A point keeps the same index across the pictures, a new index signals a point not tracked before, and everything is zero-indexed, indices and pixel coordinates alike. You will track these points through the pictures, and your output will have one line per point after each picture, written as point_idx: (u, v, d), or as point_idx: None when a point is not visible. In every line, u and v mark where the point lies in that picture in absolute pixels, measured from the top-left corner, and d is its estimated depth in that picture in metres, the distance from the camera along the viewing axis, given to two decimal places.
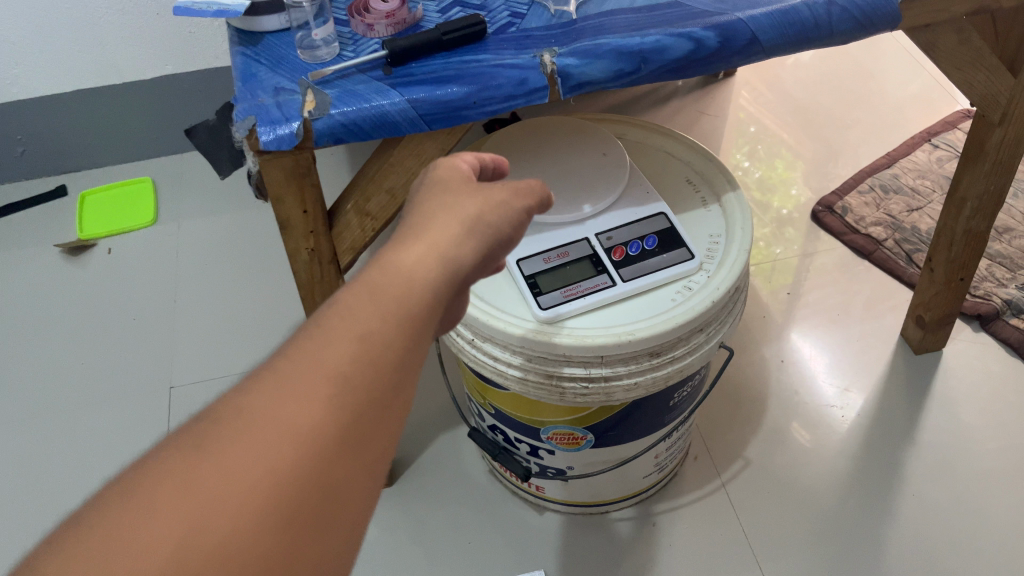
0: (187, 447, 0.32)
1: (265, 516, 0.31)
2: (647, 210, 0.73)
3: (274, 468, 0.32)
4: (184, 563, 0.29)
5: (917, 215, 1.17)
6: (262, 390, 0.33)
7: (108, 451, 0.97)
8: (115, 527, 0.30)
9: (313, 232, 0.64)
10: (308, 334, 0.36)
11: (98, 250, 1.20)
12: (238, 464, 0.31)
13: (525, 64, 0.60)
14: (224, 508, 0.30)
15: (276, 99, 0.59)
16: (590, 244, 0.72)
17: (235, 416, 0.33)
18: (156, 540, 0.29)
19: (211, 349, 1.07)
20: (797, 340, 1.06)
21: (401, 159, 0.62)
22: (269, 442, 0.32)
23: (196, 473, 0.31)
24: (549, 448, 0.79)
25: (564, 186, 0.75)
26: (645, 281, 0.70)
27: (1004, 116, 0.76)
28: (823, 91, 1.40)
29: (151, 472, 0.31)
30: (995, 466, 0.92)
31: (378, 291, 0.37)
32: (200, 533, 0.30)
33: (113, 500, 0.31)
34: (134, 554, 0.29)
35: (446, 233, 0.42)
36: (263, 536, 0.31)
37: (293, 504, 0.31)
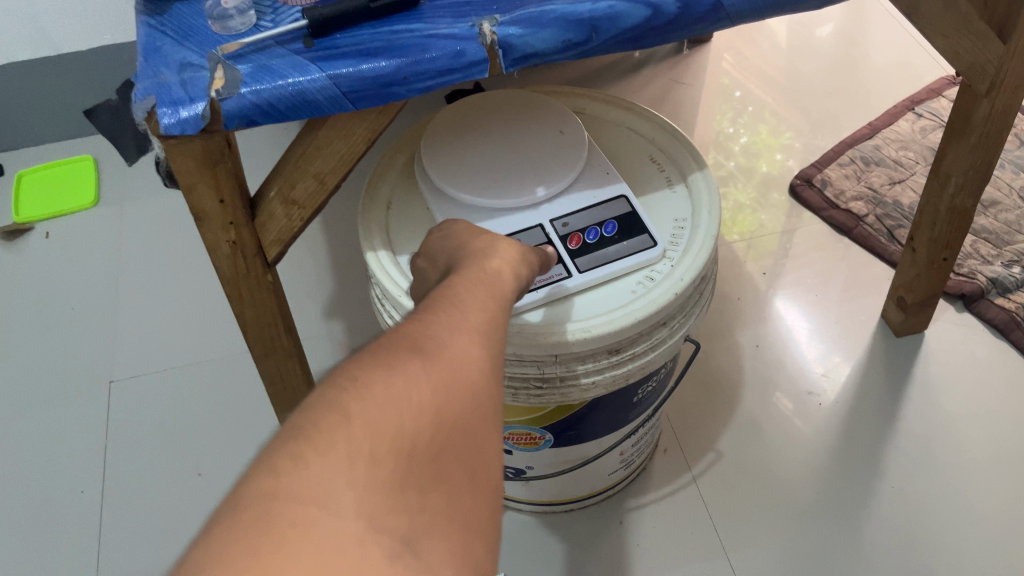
0: (391, 359, 0.35)
1: (469, 422, 0.36)
2: (606, 192, 0.67)
3: (469, 384, 0.37)
4: (440, 425, 0.34)
5: (899, 189, 1.12)
6: (438, 320, 0.40)
7: (45, 452, 0.92)
8: (370, 411, 0.32)
9: (233, 223, 0.58)
10: (437, 305, 0.42)
11: (36, 234, 1.13)
12: (443, 378, 0.36)
13: (462, 34, 0.53)
14: (444, 409, 0.35)
15: (180, 76, 0.52)
16: (544, 231, 0.66)
17: (431, 331, 0.39)
18: (407, 426, 0.33)
19: (158, 341, 1.01)
20: (784, 305, 1.02)
21: (328, 142, 0.56)
22: (456, 366, 0.37)
23: (415, 377, 0.35)
24: (507, 448, 0.74)
25: (518, 167, 0.69)
26: (603, 272, 0.64)
27: (992, 87, 0.70)
28: (803, 57, 1.34)
29: (377, 371, 0.34)
30: (978, 455, 0.88)
31: (477, 286, 0.46)
32: (434, 425, 0.34)
33: (349, 393, 0.33)
34: (391, 439, 0.32)
35: (514, 254, 0.53)
36: (470, 436, 0.35)
37: (482, 417, 0.37)
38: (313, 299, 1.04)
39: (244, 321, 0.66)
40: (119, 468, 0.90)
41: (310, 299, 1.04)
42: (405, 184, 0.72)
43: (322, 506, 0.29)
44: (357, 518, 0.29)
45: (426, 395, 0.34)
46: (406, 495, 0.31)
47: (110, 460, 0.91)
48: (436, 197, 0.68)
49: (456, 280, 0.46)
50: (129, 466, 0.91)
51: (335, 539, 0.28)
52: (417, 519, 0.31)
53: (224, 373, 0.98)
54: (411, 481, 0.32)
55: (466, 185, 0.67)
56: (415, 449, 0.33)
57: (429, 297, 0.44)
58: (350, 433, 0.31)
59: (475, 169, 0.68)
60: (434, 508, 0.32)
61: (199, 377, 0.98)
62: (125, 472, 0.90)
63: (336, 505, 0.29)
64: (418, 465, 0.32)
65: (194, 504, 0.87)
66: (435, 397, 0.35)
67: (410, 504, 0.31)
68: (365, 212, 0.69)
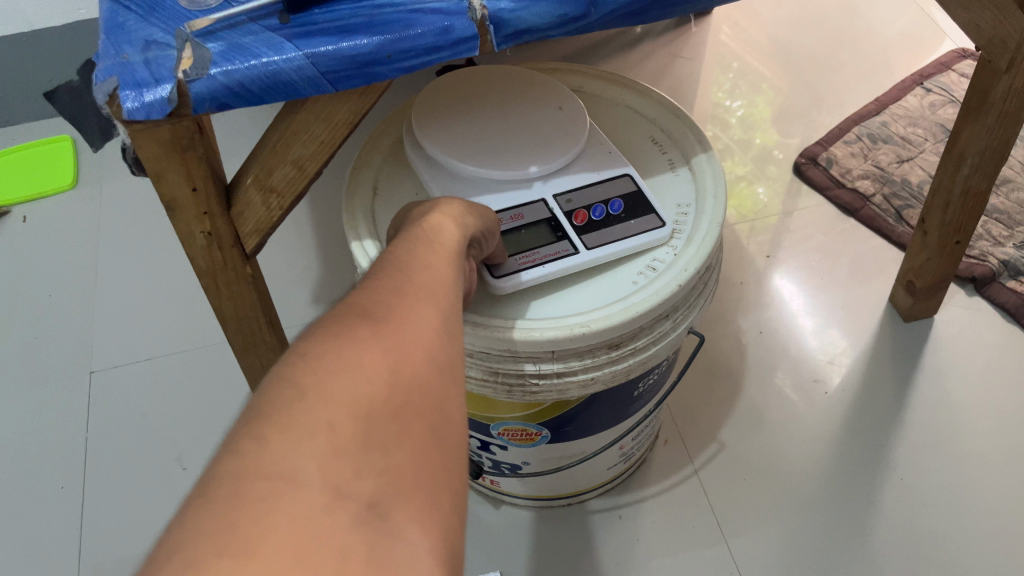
0: (336, 332, 0.32)
1: (430, 377, 0.33)
2: (611, 169, 0.64)
3: (423, 342, 0.34)
4: (396, 384, 0.31)
5: (907, 167, 1.08)
6: (380, 282, 0.37)
7: (19, 446, 0.88)
8: (321, 385, 0.30)
9: (207, 213, 0.54)
10: (384, 270, 0.39)
11: (12, 218, 1.09)
12: (395, 340, 0.33)
13: (449, 8, 0.49)
14: (400, 368, 0.32)
15: (144, 56, 0.48)
16: (547, 207, 0.62)
17: (373, 293, 0.36)
18: (358, 390, 0.30)
19: (138, 329, 0.98)
20: (777, 292, 0.99)
21: (306, 126, 0.52)
22: (408, 327, 0.34)
23: (362, 343, 0.32)
24: (501, 444, 0.70)
25: (517, 140, 0.65)
26: (614, 248, 0.60)
27: (1011, 63, 0.66)
28: (807, 29, 1.29)
29: (322, 345, 0.32)
30: (989, 445, 0.85)
31: (428, 246, 0.43)
32: (391, 384, 0.31)
33: (301, 371, 0.30)
34: (343, 405, 0.29)
35: (457, 211, 0.50)
36: (435, 390, 0.32)
37: (445, 372, 0.34)
38: (299, 286, 1.00)
39: (223, 313, 0.63)
40: (101, 462, 0.87)
41: (297, 285, 1.00)
42: (392, 168, 0.68)
43: (289, 480, 0.27)
44: (319, 485, 0.27)
45: (375, 358, 0.32)
46: (369, 454, 0.29)
47: (91, 453, 0.88)
48: (429, 167, 0.64)
49: (394, 245, 0.43)
50: (110, 459, 0.87)
51: (302, 508, 0.26)
52: (384, 477, 0.28)
53: (208, 362, 0.95)
54: (372, 440, 0.29)
55: (465, 156, 0.63)
56: (374, 411, 0.30)
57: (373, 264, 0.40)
58: (302, 405, 0.29)
59: (473, 141, 0.65)
60: (403, 464, 0.29)
61: (182, 366, 0.94)
62: (106, 465, 0.87)
63: (297, 477, 0.27)
64: (376, 424, 0.30)
65: (175, 499, 0.84)
66: (388, 359, 0.32)
67: (375, 462, 0.29)
68: (350, 198, 0.65)
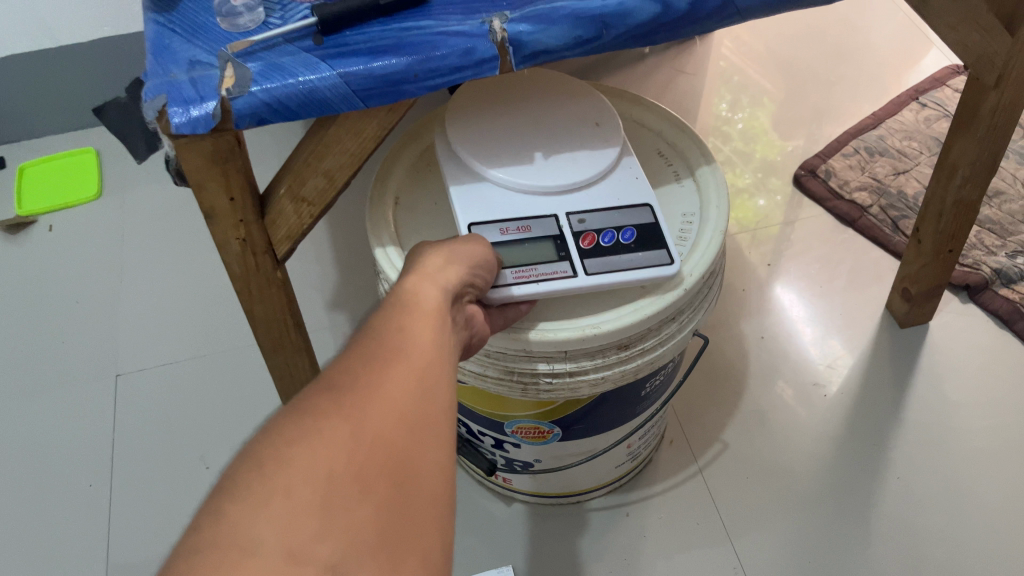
0: (302, 408, 0.37)
1: (392, 439, 0.37)
2: (632, 198, 0.64)
3: (386, 408, 0.38)
4: (357, 449, 0.35)
5: (903, 179, 1.12)
6: (354, 350, 0.41)
7: (49, 445, 0.92)
8: (284, 458, 0.34)
9: (242, 221, 0.58)
10: (362, 336, 0.43)
11: (38, 227, 1.13)
12: (357, 410, 0.37)
13: (472, 31, 0.53)
14: (361, 435, 0.36)
15: (190, 75, 0.52)
16: (558, 222, 0.62)
17: (346, 364, 0.40)
18: (320, 461, 0.34)
19: (161, 334, 1.01)
20: (782, 294, 1.03)
21: (338, 139, 0.56)
22: (371, 395, 0.38)
23: (326, 416, 0.36)
24: (515, 442, 0.74)
25: (543, 150, 0.65)
26: (611, 277, 0.60)
27: (999, 79, 0.70)
28: (807, 45, 1.33)
29: (290, 420, 0.36)
30: (983, 445, 0.88)
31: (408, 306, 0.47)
32: (351, 452, 0.35)
33: (266, 446, 0.35)
34: (305, 474, 0.34)
35: (435, 267, 0.52)
36: (397, 452, 0.37)
37: (409, 432, 0.38)
38: (317, 292, 1.04)
39: (252, 316, 0.66)
40: (127, 461, 0.91)
41: (315, 292, 1.04)
42: (413, 180, 0.71)
43: (244, 549, 0.31)
44: (279, 550, 0.31)
45: (337, 429, 0.36)
46: (330, 519, 0.33)
47: (118, 453, 0.91)
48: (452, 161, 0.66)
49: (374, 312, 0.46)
50: (136, 459, 0.91)
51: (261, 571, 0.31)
52: (343, 539, 0.33)
53: (229, 366, 0.98)
54: (334, 503, 0.33)
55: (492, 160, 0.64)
56: (334, 476, 0.34)
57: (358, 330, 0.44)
58: (268, 477, 0.33)
59: (507, 146, 0.66)
60: (363, 523, 0.34)
61: (204, 369, 0.98)
62: (132, 464, 0.90)
63: (256, 545, 0.31)
64: (338, 489, 0.34)
65: (200, 498, 0.87)
66: (349, 428, 0.36)
67: (334, 525, 0.33)
68: (373, 208, 0.68)
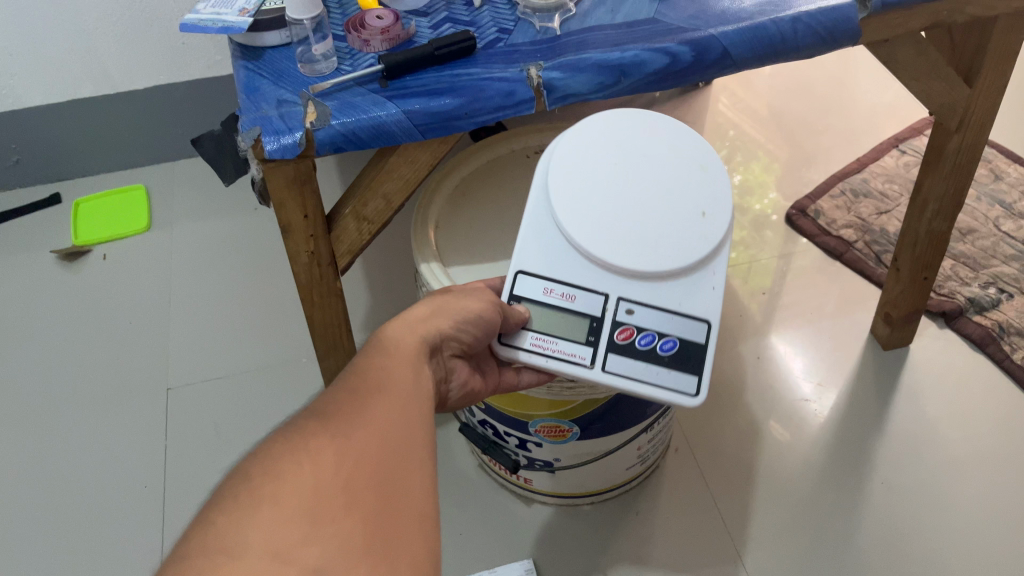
0: (293, 434, 0.42)
1: (376, 459, 0.41)
2: (694, 309, 0.59)
3: (370, 436, 0.42)
4: (342, 470, 0.40)
5: (886, 218, 1.23)
6: (341, 385, 0.47)
7: (106, 450, 1.00)
8: (273, 475, 0.39)
9: (313, 235, 0.68)
10: (350, 372, 0.48)
11: (93, 256, 1.23)
12: (343, 434, 0.42)
13: (513, 77, 0.64)
14: (347, 455, 0.41)
15: (279, 111, 0.62)
16: (605, 303, 0.59)
17: (333, 396, 0.45)
18: (307, 478, 0.39)
19: (207, 352, 1.10)
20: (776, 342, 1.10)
21: (396, 166, 0.66)
22: (356, 423, 0.43)
23: (315, 439, 0.41)
24: (537, 441, 0.83)
25: (628, 222, 0.58)
26: (625, 384, 0.58)
27: (960, 123, 0.81)
28: (797, 98, 1.45)
29: (283, 443, 0.41)
30: (959, 453, 0.97)
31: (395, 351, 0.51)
32: (336, 468, 0.40)
33: (257, 464, 0.40)
34: (293, 488, 0.38)
35: (420, 316, 0.56)
36: (381, 471, 0.41)
37: (393, 455, 0.42)
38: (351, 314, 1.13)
39: (313, 322, 0.76)
40: (178, 464, 0.99)
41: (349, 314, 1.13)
42: (450, 209, 0.81)
43: (230, 551, 0.36)
44: (265, 553, 0.36)
45: (324, 452, 0.41)
46: (317, 527, 0.37)
47: (170, 457, 1.00)
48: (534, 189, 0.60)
49: (359, 353, 0.51)
50: (186, 462, 0.99)
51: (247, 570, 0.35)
52: (329, 544, 0.37)
53: (271, 379, 1.07)
54: (321, 513, 0.38)
55: (568, 211, 0.58)
56: (321, 490, 0.39)
57: (349, 367, 0.49)
58: (261, 489, 0.38)
59: (594, 198, 0.59)
60: (349, 530, 0.38)
61: (247, 383, 1.07)
62: (183, 467, 0.99)
63: (244, 548, 0.36)
64: (325, 502, 0.38)
65: None
66: (337, 452, 0.41)
67: (320, 532, 0.37)
68: (418, 232, 0.77)
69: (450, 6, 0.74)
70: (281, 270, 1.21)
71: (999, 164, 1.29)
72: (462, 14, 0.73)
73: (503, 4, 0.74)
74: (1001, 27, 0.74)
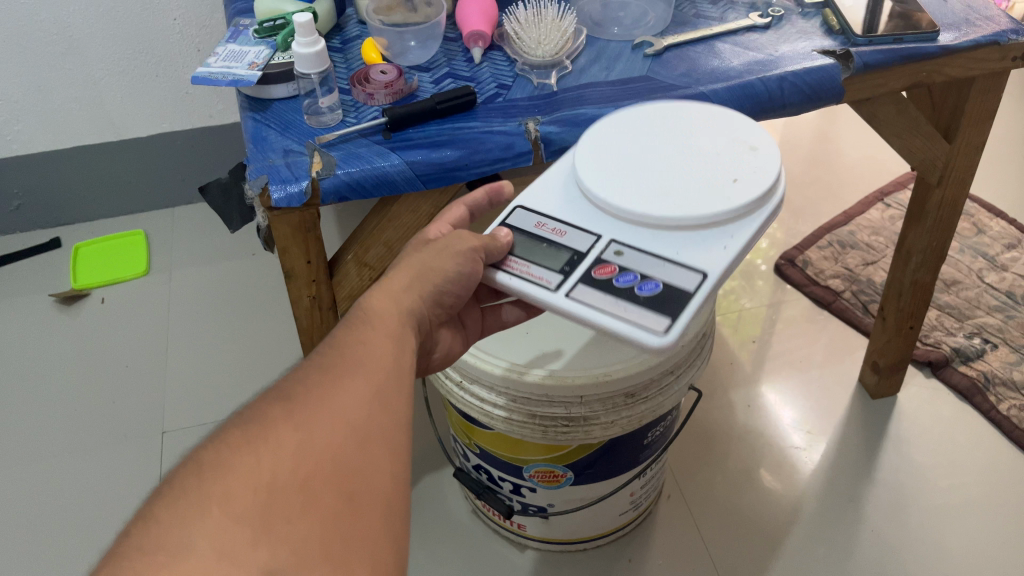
0: (254, 417, 0.40)
1: (340, 450, 0.39)
2: (695, 259, 0.52)
3: (335, 420, 0.40)
4: (301, 461, 0.38)
5: (872, 269, 1.25)
6: (311, 364, 0.44)
7: (98, 494, 1.00)
8: (223, 467, 0.37)
9: (315, 280, 0.70)
10: (327, 347, 0.46)
11: (90, 299, 1.25)
12: (306, 422, 0.40)
13: (511, 131, 0.67)
14: (308, 447, 0.39)
15: (285, 160, 0.65)
16: (595, 242, 0.55)
17: (299, 377, 0.43)
18: (262, 472, 0.37)
19: (202, 396, 1.11)
20: (767, 392, 1.11)
21: (398, 215, 0.68)
22: (319, 408, 0.41)
23: (275, 428, 0.39)
24: (531, 486, 0.83)
25: (645, 176, 0.56)
26: (587, 310, 0.51)
27: (941, 178, 0.84)
28: (784, 151, 1.49)
29: (242, 430, 0.39)
30: (946, 502, 0.98)
31: (369, 330, 0.48)
32: (296, 463, 0.38)
33: (211, 453, 0.38)
34: (245, 484, 0.37)
35: (400, 286, 0.53)
36: (345, 464, 0.39)
37: (361, 445, 0.40)
38: None
39: None
40: None
41: None
42: None
43: (173, 552, 0.34)
44: (211, 554, 0.34)
45: (282, 441, 0.39)
46: (269, 529, 0.36)
47: None
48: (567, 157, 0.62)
49: (336, 328, 0.49)
50: None
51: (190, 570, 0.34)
52: (282, 548, 0.35)
53: None
54: (275, 513, 0.36)
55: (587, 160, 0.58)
56: (277, 488, 0.37)
57: (321, 344, 0.47)
58: (212, 486, 0.37)
59: (620, 159, 0.58)
60: (305, 531, 0.36)
61: None
62: None
63: (188, 549, 0.34)
64: (279, 500, 0.37)
65: None
66: (296, 439, 0.39)
67: (273, 535, 0.35)
68: None
69: (451, 63, 0.77)
70: (277, 314, 1.22)
71: (981, 218, 1.32)
72: (462, 70, 0.76)
73: (503, 61, 0.77)
74: (977, 88, 0.77)
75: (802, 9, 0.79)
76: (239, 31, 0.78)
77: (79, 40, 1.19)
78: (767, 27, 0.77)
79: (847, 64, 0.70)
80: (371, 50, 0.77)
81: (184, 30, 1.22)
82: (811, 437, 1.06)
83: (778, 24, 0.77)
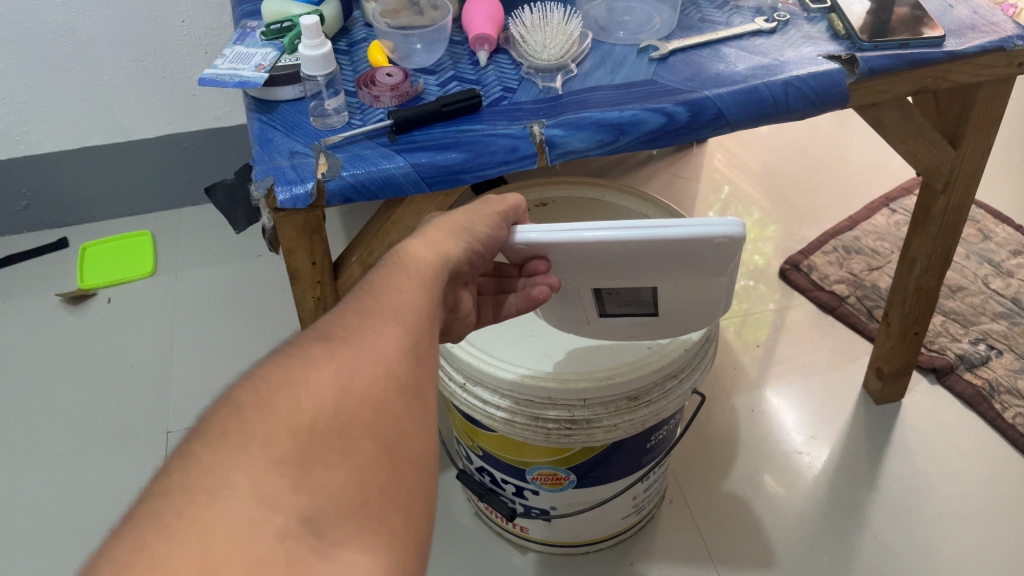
0: (295, 358, 0.39)
1: (380, 399, 0.39)
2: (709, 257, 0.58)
3: (376, 368, 0.40)
4: (343, 406, 0.37)
5: (877, 274, 1.25)
6: (347, 310, 0.44)
7: (105, 492, 1.01)
8: (262, 408, 0.36)
9: (320, 281, 0.70)
10: (363, 292, 0.46)
11: (97, 299, 1.25)
12: (348, 365, 0.39)
13: (516, 133, 0.67)
14: (348, 390, 0.38)
15: (291, 162, 0.65)
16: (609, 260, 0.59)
17: (337, 327, 0.42)
18: (301, 416, 0.36)
19: (208, 395, 1.11)
20: (771, 396, 1.11)
21: (403, 216, 0.69)
22: (361, 354, 0.40)
23: (315, 371, 0.38)
24: (534, 489, 0.83)
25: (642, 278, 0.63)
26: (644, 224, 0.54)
27: (947, 184, 0.84)
28: (788, 156, 1.49)
29: (284, 370, 0.38)
30: (951, 509, 0.98)
31: (401, 278, 0.47)
32: (338, 409, 0.37)
33: (250, 395, 0.37)
34: (287, 425, 0.36)
35: (440, 238, 0.52)
36: (386, 414, 0.38)
37: (399, 397, 0.39)
38: None
39: None
40: None
41: None
42: None
43: (211, 494, 0.33)
44: (250, 497, 0.33)
45: (324, 385, 0.38)
46: (308, 474, 0.34)
47: None
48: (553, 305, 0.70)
49: (368, 273, 0.48)
50: None
51: (227, 514, 0.32)
52: (322, 495, 0.34)
53: None
54: (316, 457, 0.35)
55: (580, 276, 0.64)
56: (318, 431, 0.36)
57: (352, 292, 0.46)
58: (252, 425, 0.35)
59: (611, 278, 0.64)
60: (344, 479, 0.35)
61: None
62: None
63: (227, 490, 0.33)
64: (320, 445, 0.36)
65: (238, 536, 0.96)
66: (339, 380, 0.38)
67: (312, 481, 0.34)
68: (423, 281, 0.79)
69: (456, 65, 0.77)
70: (283, 315, 1.23)
71: (987, 224, 1.32)
72: (468, 73, 0.76)
73: (508, 65, 0.77)
74: (983, 94, 0.77)
75: (808, 14, 0.79)
76: (246, 33, 0.79)
77: (89, 42, 1.20)
78: (773, 31, 0.77)
79: (852, 69, 0.70)
80: (377, 53, 0.77)
81: (191, 32, 1.23)
82: (812, 440, 1.06)
83: (784, 28, 0.77)
